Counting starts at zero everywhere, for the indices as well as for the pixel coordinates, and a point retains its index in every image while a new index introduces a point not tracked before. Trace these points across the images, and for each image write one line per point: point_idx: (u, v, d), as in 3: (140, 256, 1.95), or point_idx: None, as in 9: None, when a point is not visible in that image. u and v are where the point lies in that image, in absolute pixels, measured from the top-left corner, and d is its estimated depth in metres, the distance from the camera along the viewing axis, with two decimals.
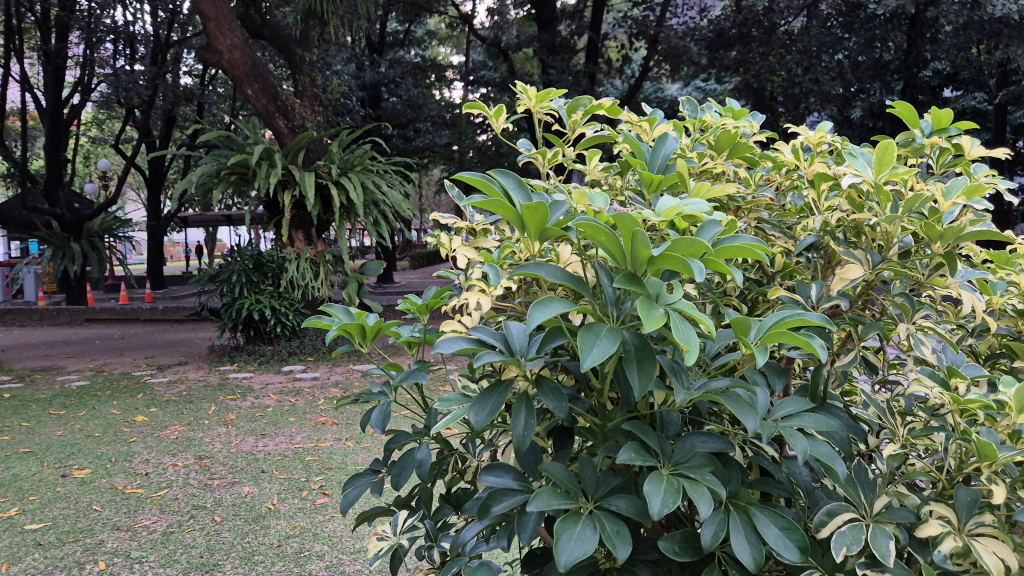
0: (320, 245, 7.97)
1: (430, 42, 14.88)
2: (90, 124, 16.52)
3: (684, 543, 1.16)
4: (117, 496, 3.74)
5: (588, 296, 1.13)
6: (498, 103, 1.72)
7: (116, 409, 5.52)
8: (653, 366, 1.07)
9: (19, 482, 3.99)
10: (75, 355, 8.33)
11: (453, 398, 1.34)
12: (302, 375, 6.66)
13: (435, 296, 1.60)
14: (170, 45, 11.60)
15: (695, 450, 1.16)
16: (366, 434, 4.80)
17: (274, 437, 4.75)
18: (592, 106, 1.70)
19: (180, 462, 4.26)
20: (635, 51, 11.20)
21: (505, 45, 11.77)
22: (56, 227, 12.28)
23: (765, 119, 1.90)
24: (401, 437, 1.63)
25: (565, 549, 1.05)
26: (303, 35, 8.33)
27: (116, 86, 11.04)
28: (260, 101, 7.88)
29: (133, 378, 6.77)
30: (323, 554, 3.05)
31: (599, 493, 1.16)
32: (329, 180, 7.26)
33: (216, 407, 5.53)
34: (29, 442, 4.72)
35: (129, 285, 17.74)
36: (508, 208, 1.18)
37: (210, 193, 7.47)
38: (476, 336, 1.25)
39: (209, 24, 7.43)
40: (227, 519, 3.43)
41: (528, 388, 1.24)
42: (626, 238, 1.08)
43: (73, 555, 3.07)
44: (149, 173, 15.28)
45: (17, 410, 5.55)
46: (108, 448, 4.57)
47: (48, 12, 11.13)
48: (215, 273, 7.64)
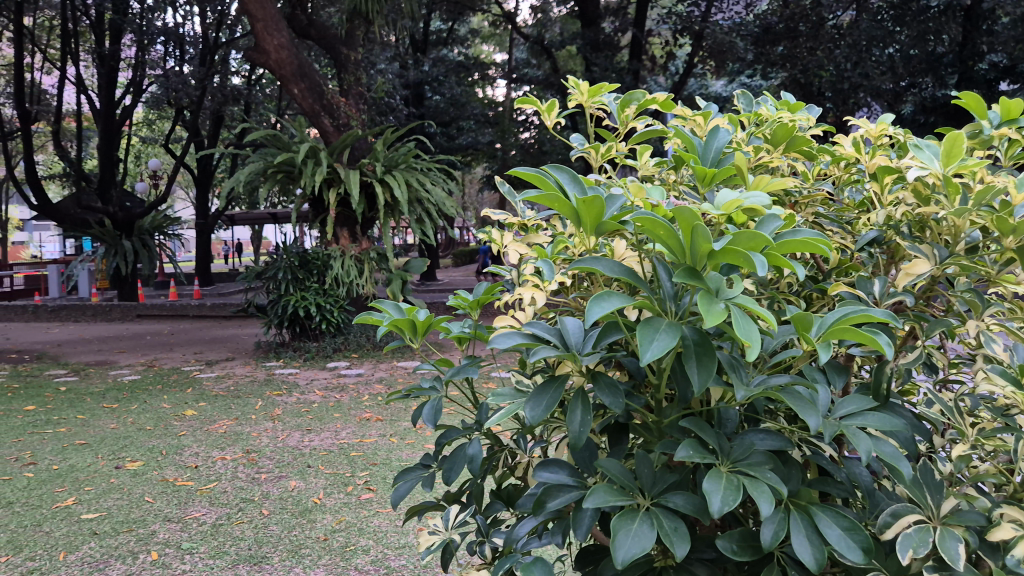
0: (364, 242, 8.03)
1: (472, 40, 14.92)
2: (142, 124, 16.93)
3: (742, 543, 1.14)
4: (168, 488, 3.81)
5: (645, 291, 1.12)
6: (549, 99, 1.69)
7: (166, 403, 5.63)
8: (713, 362, 1.06)
9: (75, 472, 4.09)
10: (127, 349, 8.52)
11: (507, 394, 1.34)
12: (347, 372, 6.74)
13: (485, 291, 1.59)
14: (218, 46, 11.81)
15: (754, 447, 1.14)
16: (411, 430, 4.83)
17: (320, 433, 4.80)
18: (644, 100, 1.68)
19: (228, 456, 4.32)
20: (680, 48, 11.10)
21: (548, 43, 11.78)
22: (108, 226, 12.62)
23: (822, 113, 1.85)
24: (452, 433, 1.62)
25: (621, 546, 1.04)
26: (348, 34, 8.38)
27: (166, 87, 11.31)
28: (306, 101, 7.96)
29: (182, 373, 6.90)
30: (368, 549, 3.07)
31: (655, 490, 1.15)
32: (374, 178, 7.34)
33: (263, 403, 5.60)
34: (83, 434, 4.84)
35: (178, 282, 18.08)
36: (563, 203, 1.18)
37: (256, 192, 7.58)
38: (531, 330, 1.24)
39: (256, 25, 7.55)
40: (274, 513, 3.47)
41: (583, 384, 1.23)
42: (685, 232, 1.06)
43: (126, 545, 3.14)
44: (197, 173, 15.57)
45: (72, 404, 5.69)
46: (159, 441, 4.65)
47: (102, 15, 11.41)
48: (262, 270, 7.75)
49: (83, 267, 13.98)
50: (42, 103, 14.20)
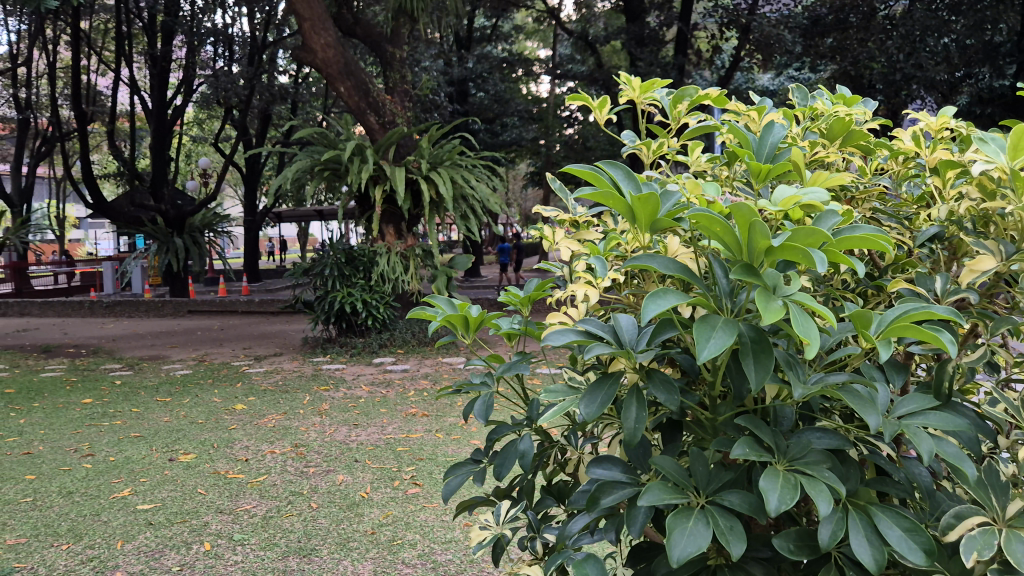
0: (410, 239, 8.09)
1: (516, 36, 14.93)
2: (193, 123, 17.29)
3: (798, 542, 1.13)
4: (220, 480, 3.89)
5: (701, 288, 1.11)
6: (601, 95, 1.68)
7: (217, 397, 5.75)
8: (770, 361, 1.05)
9: (130, 464, 4.19)
10: (179, 345, 8.71)
11: (560, 391, 1.34)
12: (392, 367, 6.80)
13: (536, 288, 1.59)
14: (266, 46, 12.01)
15: (811, 446, 1.12)
16: (457, 425, 4.85)
17: (366, 428, 4.86)
18: (697, 96, 1.66)
19: (278, 450, 4.40)
20: (726, 41, 10.98)
21: (592, 38, 11.75)
22: (160, 223, 12.91)
23: (879, 105, 1.82)
24: (503, 428, 1.62)
25: (677, 545, 1.04)
26: (393, 33, 8.45)
27: (216, 86, 11.54)
28: (351, 98, 8.04)
29: (232, 368, 7.02)
30: (415, 543, 3.10)
31: (711, 489, 1.14)
32: (419, 175, 7.42)
33: (310, 398, 5.68)
34: (138, 427, 4.96)
35: (227, 278, 18.43)
36: (618, 199, 1.18)
37: (303, 189, 7.68)
38: (584, 327, 1.24)
39: (304, 24, 7.66)
40: (323, 506, 3.52)
41: (637, 382, 1.23)
42: (743, 229, 1.05)
43: (180, 535, 3.21)
44: (246, 171, 15.85)
45: (127, 397, 5.84)
46: (210, 434, 4.75)
47: (154, 17, 11.66)
48: (308, 267, 7.85)
49: (135, 263, 14.32)
50: (96, 104, 14.58)
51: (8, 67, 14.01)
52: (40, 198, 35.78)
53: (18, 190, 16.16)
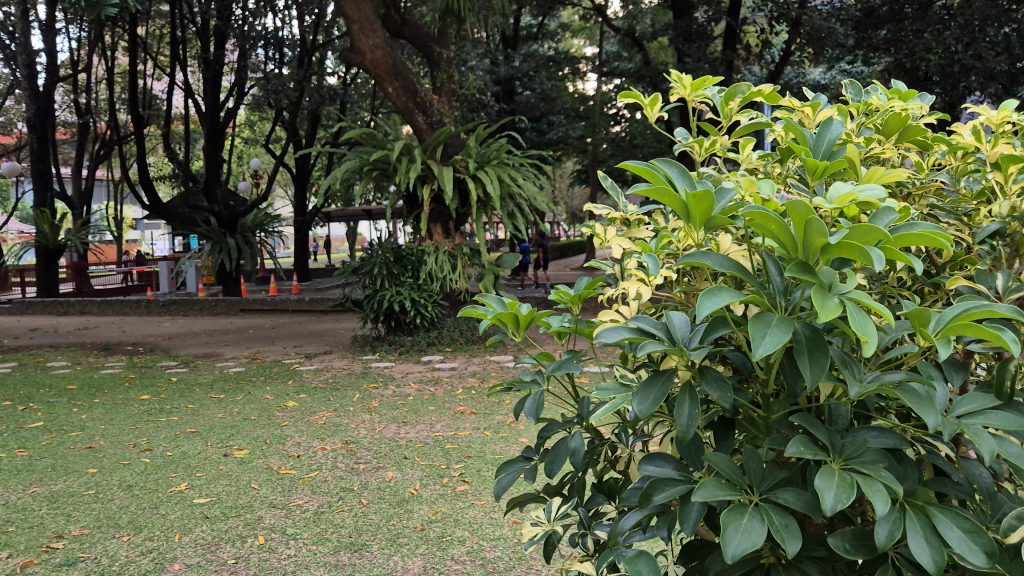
0: (457, 238, 8.13)
1: (562, 34, 14.93)
2: (245, 125, 17.67)
3: (855, 541, 1.11)
4: (273, 476, 3.97)
5: (755, 285, 1.10)
6: (653, 94, 1.68)
7: (270, 394, 5.86)
8: (827, 359, 1.04)
9: (187, 459, 4.30)
10: (231, 343, 8.89)
11: (612, 388, 1.35)
12: (440, 365, 6.85)
13: (587, 285, 1.60)
14: (315, 48, 12.22)
15: (867, 445, 1.11)
16: (505, 423, 4.88)
17: (415, 425, 4.91)
18: (749, 93, 1.65)
19: (328, 446, 4.47)
20: (776, 36, 10.86)
21: (640, 34, 11.69)
22: (214, 224, 13.21)
23: (936, 99, 1.79)
24: (554, 425, 1.63)
25: (731, 542, 1.04)
26: (440, 33, 8.51)
27: (267, 89, 11.76)
28: (400, 98, 8.11)
29: (283, 366, 7.16)
30: (464, 540, 3.12)
31: (765, 486, 1.13)
32: (466, 174, 7.47)
33: (360, 395, 5.76)
34: (194, 423, 5.08)
35: (278, 277, 18.77)
36: (674, 197, 1.19)
37: (352, 188, 7.78)
38: (637, 325, 1.25)
39: (352, 26, 7.77)
40: (373, 502, 3.57)
41: (690, 380, 1.23)
42: (798, 226, 1.04)
43: (235, 529, 3.29)
44: (296, 172, 16.11)
45: (183, 393, 5.99)
46: (263, 431, 4.84)
47: (208, 21, 11.91)
48: (358, 266, 7.95)
49: (190, 263, 14.66)
50: (152, 107, 14.97)
51: (69, 73, 14.46)
52: (100, 201, 36.99)
53: (78, 192, 16.67)
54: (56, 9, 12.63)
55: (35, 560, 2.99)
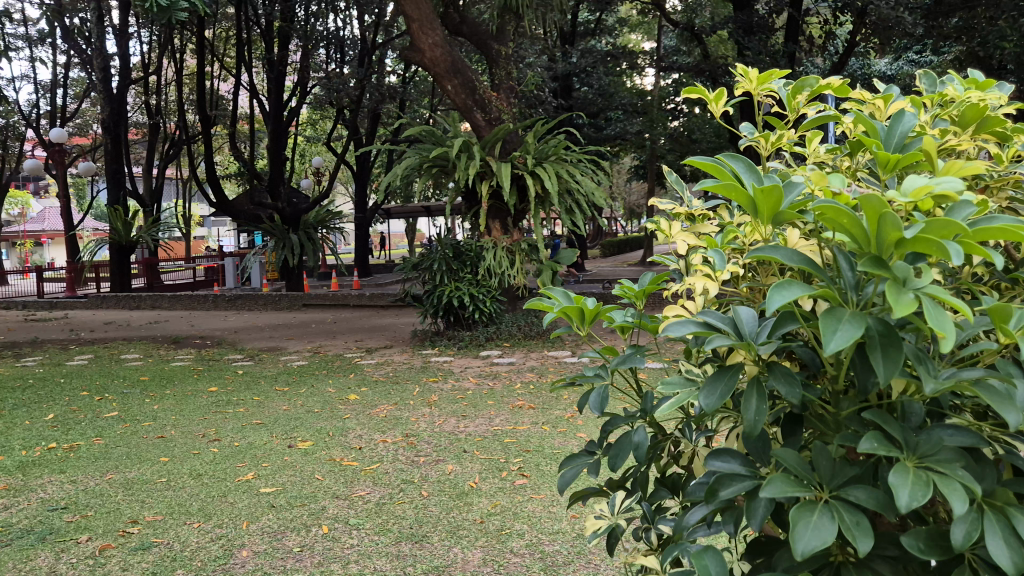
0: (516, 234, 8.15)
1: (620, 29, 14.85)
2: (306, 124, 18.06)
3: (929, 541, 1.10)
4: (336, 467, 4.06)
5: (825, 279, 1.10)
6: (719, 88, 1.66)
7: (332, 387, 5.99)
8: (901, 354, 1.02)
9: (254, 449, 4.42)
10: (295, 337, 9.08)
11: (677, 383, 1.36)
12: (499, 360, 6.89)
13: (650, 282, 1.60)
14: (375, 47, 12.42)
15: (944, 442, 1.09)
16: (563, 418, 4.88)
17: (474, 419, 4.96)
18: (818, 86, 1.62)
19: (389, 439, 4.54)
20: (840, 27, 10.64)
21: (699, 28, 11.55)
22: (277, 221, 13.56)
23: (1014, 89, 1.74)
24: (617, 420, 1.63)
25: (801, 539, 1.03)
26: (499, 30, 8.56)
27: (329, 88, 11.96)
28: (458, 96, 8.16)
29: (345, 360, 7.29)
30: (523, 533, 3.15)
31: (835, 483, 1.12)
32: (524, 171, 7.49)
33: (420, 389, 5.83)
34: (260, 414, 5.22)
35: (340, 273, 19.13)
36: (742, 192, 1.19)
37: (412, 185, 7.87)
38: (703, 320, 1.26)
39: (412, 25, 7.87)
40: (433, 494, 3.63)
41: (758, 375, 1.23)
42: (870, 220, 1.04)
43: (300, 518, 3.37)
44: (356, 169, 16.38)
45: (249, 385, 6.17)
46: (326, 423, 4.94)
47: (271, 23, 12.18)
48: (417, 262, 8.05)
49: (255, 259, 15.03)
50: (218, 108, 15.39)
51: (140, 75, 14.94)
52: (169, 198, 38.36)
53: (149, 190, 17.20)
54: (129, 14, 13.08)
55: (113, 544, 3.11)
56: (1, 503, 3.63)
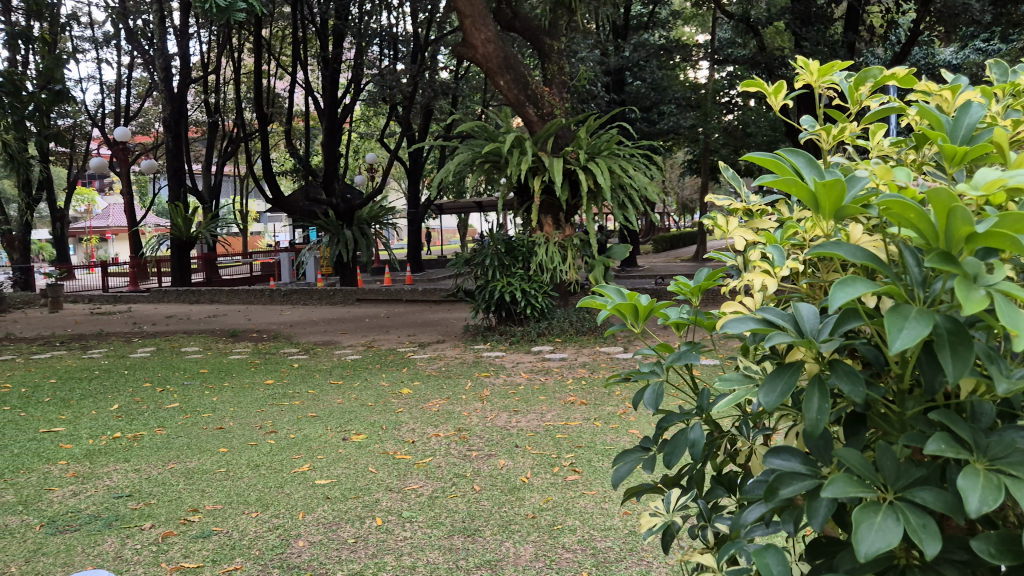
0: (568, 229, 8.12)
1: (674, 22, 14.71)
2: (360, 121, 18.31)
3: (1000, 546, 1.06)
4: (389, 460, 4.11)
5: (891, 276, 1.07)
6: (779, 81, 1.63)
7: (385, 381, 6.06)
8: (971, 353, 0.99)
9: (309, 441, 4.50)
10: (349, 331, 9.20)
11: (735, 379, 1.34)
12: (550, 356, 6.88)
13: (707, 277, 1.57)
14: (428, 44, 12.53)
15: (1017, 445, 1.05)
16: (615, 414, 4.86)
17: (526, 414, 4.96)
18: (882, 77, 1.57)
19: (442, 433, 4.57)
20: (903, 16, 10.39)
21: (755, 20, 11.38)
22: (332, 216, 13.78)
23: None
24: (672, 417, 1.61)
25: (865, 540, 1.01)
26: (551, 25, 8.54)
27: (382, 85, 12.08)
28: (511, 92, 8.16)
29: (398, 354, 7.36)
30: (575, 529, 3.14)
31: (901, 484, 1.09)
32: (577, 165, 7.47)
33: (472, 384, 5.87)
34: (315, 407, 5.31)
35: (393, 268, 19.33)
36: (802, 187, 1.17)
37: (464, 181, 7.90)
38: (764, 315, 1.24)
39: (465, 21, 7.90)
40: (485, 489, 3.64)
41: (819, 372, 1.20)
42: (939, 215, 1.01)
43: (355, 510, 3.42)
44: (409, 165, 16.54)
45: (304, 379, 6.28)
46: (379, 416, 5.00)
47: (326, 22, 12.35)
48: (469, 257, 8.07)
49: (310, 255, 15.28)
50: (275, 106, 15.69)
51: (200, 74, 15.28)
52: (226, 195, 39.31)
53: (207, 186, 17.57)
54: (189, 15, 13.40)
55: (174, 532, 3.19)
56: (70, 489, 3.76)
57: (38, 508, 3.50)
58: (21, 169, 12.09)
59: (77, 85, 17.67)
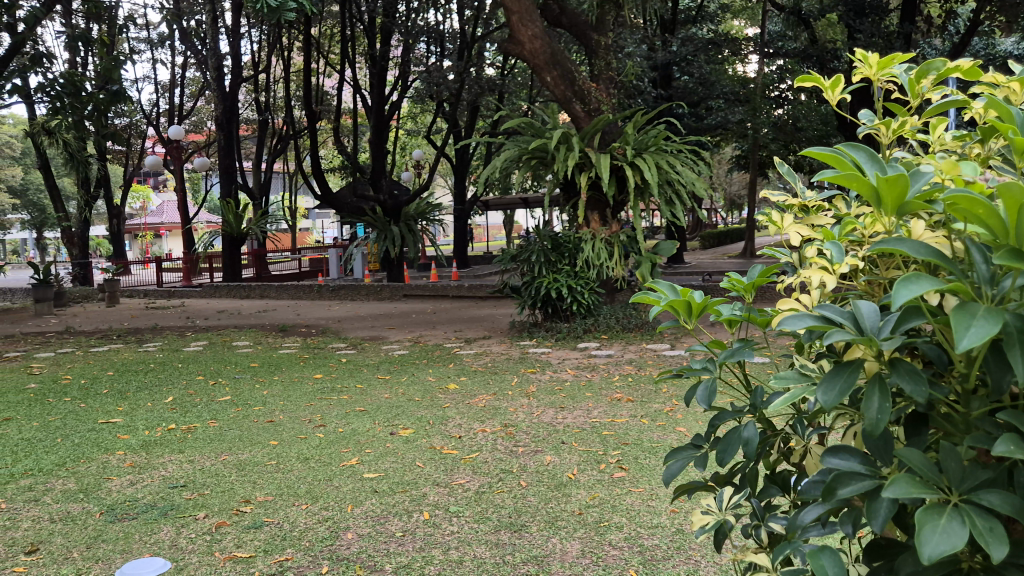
0: (615, 225, 8.09)
1: (722, 15, 14.52)
2: (407, 117, 18.49)
3: None
4: (436, 455, 4.13)
5: (959, 273, 1.04)
6: (837, 75, 1.59)
7: (433, 376, 6.11)
8: None
9: (357, 435, 4.55)
10: (396, 327, 9.29)
11: (791, 377, 1.31)
12: (597, 353, 6.86)
13: (761, 274, 1.54)
14: (475, 41, 12.57)
15: None
16: (663, 411, 4.83)
17: (572, 411, 4.96)
18: (945, 69, 1.54)
19: (488, 429, 4.59)
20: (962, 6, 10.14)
21: (806, 12, 11.19)
22: (380, 213, 13.92)
23: None
24: (725, 415, 1.58)
25: (928, 543, 0.99)
26: (598, 20, 8.52)
27: (429, 82, 12.15)
28: (558, 88, 8.15)
29: (445, 350, 7.40)
30: (622, 526, 3.13)
31: (966, 487, 1.06)
32: (624, 162, 7.43)
33: (518, 380, 5.88)
34: (363, 402, 5.36)
35: (439, 264, 19.45)
36: (865, 182, 1.15)
37: (510, 177, 7.91)
38: (822, 313, 1.22)
39: (512, 17, 7.91)
40: (532, 485, 3.65)
41: (880, 371, 1.18)
42: (1009, 211, 0.98)
43: (403, 503, 3.45)
44: (456, 162, 16.63)
45: (353, 373, 6.36)
46: (426, 412, 5.04)
47: (374, 20, 12.46)
48: (515, 254, 8.09)
49: (358, 251, 15.46)
50: (323, 103, 15.89)
51: (251, 73, 15.53)
52: (276, 192, 39.95)
53: (258, 183, 17.86)
54: (240, 14, 13.63)
55: (227, 522, 3.26)
56: (127, 479, 3.86)
57: (98, 497, 3.60)
58: (80, 167, 12.43)
59: (133, 85, 18.10)
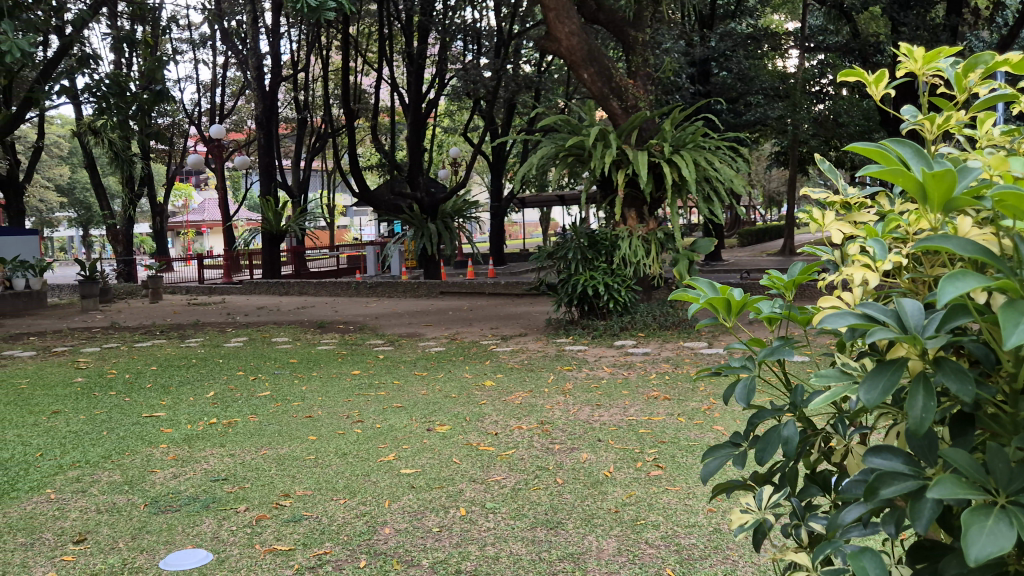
0: (652, 223, 8.04)
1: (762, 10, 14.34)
2: (444, 115, 18.56)
3: None
4: (473, 452, 4.15)
5: (1006, 272, 1.02)
6: (880, 69, 1.56)
7: (469, 373, 6.13)
8: None
9: (395, 431, 4.59)
10: (433, 323, 9.33)
11: (832, 375, 1.29)
12: (633, 350, 6.83)
13: (802, 271, 1.53)
14: (511, 38, 12.57)
15: None
16: (700, 410, 4.79)
17: (609, 408, 4.95)
18: (993, 62, 1.49)
19: (525, 426, 4.60)
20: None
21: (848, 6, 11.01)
22: (417, 210, 14.00)
23: None
24: (764, 413, 1.56)
25: (974, 544, 0.97)
26: (636, 16, 8.46)
27: (466, 79, 12.17)
28: (595, 85, 8.11)
29: (481, 346, 7.43)
30: (659, 524, 3.12)
31: (1013, 488, 1.04)
32: (661, 158, 7.39)
33: (554, 377, 5.88)
34: (400, 398, 5.40)
35: (475, 262, 19.49)
36: (910, 178, 1.12)
37: (546, 174, 7.91)
38: (865, 311, 1.20)
39: (549, 14, 7.88)
40: (568, 482, 3.65)
41: (924, 369, 1.16)
42: None
43: (439, 499, 3.47)
44: (492, 159, 16.66)
45: (390, 370, 6.41)
46: (463, 408, 5.07)
47: (411, 18, 12.53)
48: (551, 251, 8.08)
49: (395, 249, 15.58)
50: (361, 102, 16.03)
51: (290, 73, 15.71)
52: (315, 190, 40.41)
53: (297, 181, 18.08)
54: (280, 14, 13.78)
55: (267, 515, 3.31)
56: (171, 471, 3.94)
57: (142, 488, 3.68)
58: (125, 165, 12.67)
59: (176, 85, 18.41)
